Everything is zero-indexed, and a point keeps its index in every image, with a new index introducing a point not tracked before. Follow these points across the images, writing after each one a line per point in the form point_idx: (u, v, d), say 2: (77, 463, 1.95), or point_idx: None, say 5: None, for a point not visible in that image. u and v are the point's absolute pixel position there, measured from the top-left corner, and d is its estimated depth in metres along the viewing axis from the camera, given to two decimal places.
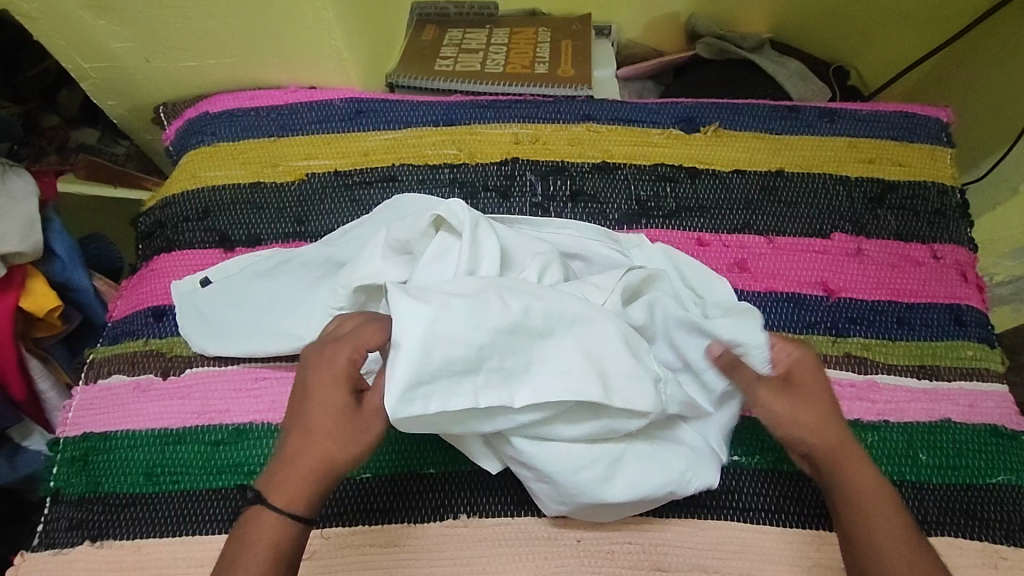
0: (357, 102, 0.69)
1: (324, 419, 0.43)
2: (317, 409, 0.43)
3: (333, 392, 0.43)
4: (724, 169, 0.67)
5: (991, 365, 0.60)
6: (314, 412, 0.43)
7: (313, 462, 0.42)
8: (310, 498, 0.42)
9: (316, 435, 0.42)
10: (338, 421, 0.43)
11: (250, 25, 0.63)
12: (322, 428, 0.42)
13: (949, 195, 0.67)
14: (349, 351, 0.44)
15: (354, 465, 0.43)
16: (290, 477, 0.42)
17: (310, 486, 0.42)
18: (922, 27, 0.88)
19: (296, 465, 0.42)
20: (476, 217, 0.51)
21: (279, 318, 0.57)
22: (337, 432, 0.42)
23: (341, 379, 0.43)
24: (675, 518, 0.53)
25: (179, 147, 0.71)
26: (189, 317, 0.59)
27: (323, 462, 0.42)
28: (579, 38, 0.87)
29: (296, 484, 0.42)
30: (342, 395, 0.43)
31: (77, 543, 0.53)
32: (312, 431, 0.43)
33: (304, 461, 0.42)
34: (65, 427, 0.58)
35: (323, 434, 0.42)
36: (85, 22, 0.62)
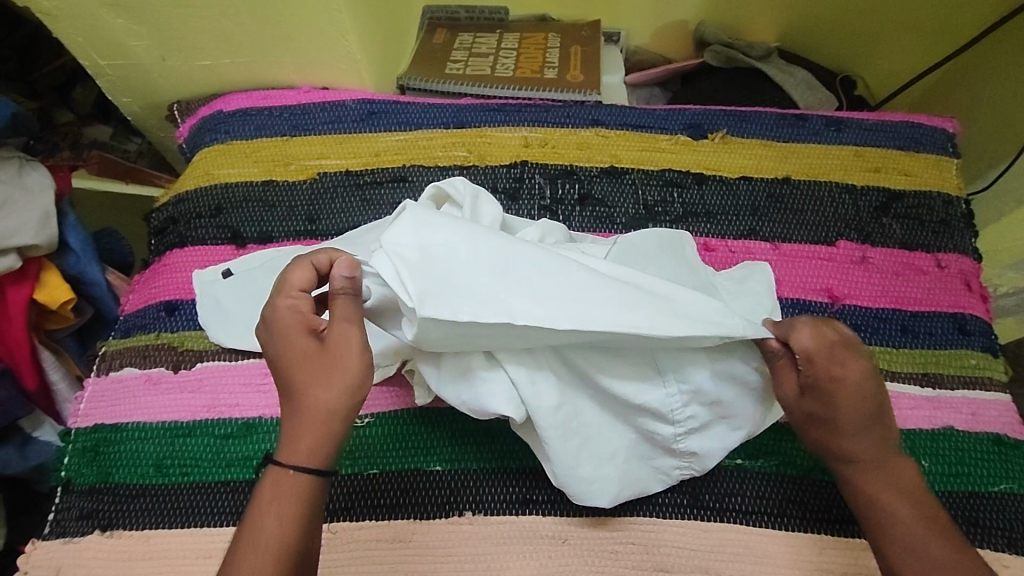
0: (370, 104, 0.70)
1: (296, 364, 0.43)
2: (291, 362, 0.43)
3: (293, 338, 0.43)
4: (730, 176, 0.68)
5: (993, 374, 0.61)
6: (288, 362, 0.43)
7: (306, 414, 0.42)
8: (314, 448, 0.42)
9: (296, 387, 0.43)
10: (310, 366, 0.43)
11: (267, 26, 0.64)
12: (299, 377, 0.43)
13: (954, 205, 0.67)
14: (297, 298, 0.45)
15: (347, 394, 0.43)
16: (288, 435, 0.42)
17: (306, 435, 0.42)
18: (929, 38, 0.88)
19: (292, 419, 0.42)
20: (475, 189, 0.55)
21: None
22: (318, 378, 0.42)
23: (302, 326, 0.44)
24: (677, 520, 0.53)
25: (193, 145, 0.73)
26: (208, 308, 0.60)
27: (320, 414, 0.42)
28: (589, 44, 0.87)
29: (298, 435, 0.42)
30: (301, 337, 0.43)
31: (87, 533, 0.54)
32: (292, 382, 0.43)
33: (293, 413, 0.42)
34: (76, 418, 0.59)
35: (304, 383, 0.43)
36: (104, 21, 0.64)
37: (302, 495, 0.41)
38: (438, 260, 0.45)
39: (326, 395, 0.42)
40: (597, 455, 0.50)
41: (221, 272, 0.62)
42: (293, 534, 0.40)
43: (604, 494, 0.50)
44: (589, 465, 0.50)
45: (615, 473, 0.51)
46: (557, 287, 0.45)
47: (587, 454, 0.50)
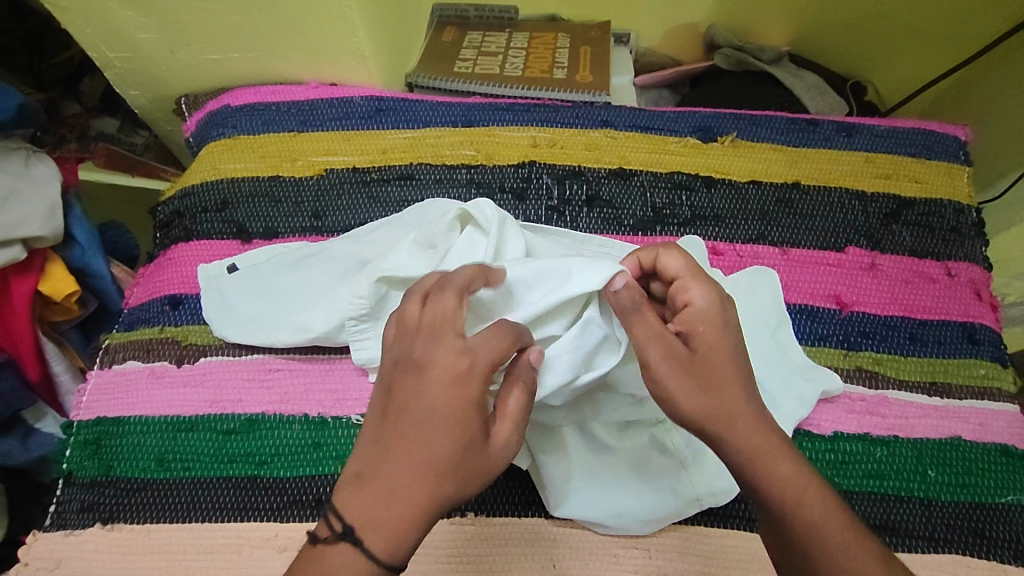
0: (377, 101, 0.70)
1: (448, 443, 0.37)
2: (436, 432, 0.37)
3: (464, 418, 0.38)
4: (740, 179, 0.67)
5: (1002, 385, 0.60)
6: (438, 435, 0.37)
7: (416, 499, 0.37)
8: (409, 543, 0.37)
9: (434, 465, 0.37)
10: (464, 458, 0.37)
11: (274, 20, 0.63)
12: (439, 460, 0.37)
13: (966, 213, 0.66)
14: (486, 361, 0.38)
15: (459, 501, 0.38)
16: (391, 508, 0.36)
17: (408, 524, 0.37)
18: (941, 45, 0.88)
19: (400, 496, 0.37)
20: (503, 215, 0.53)
21: (296, 313, 0.57)
22: (458, 470, 0.37)
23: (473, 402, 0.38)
24: (681, 525, 0.53)
25: (200, 138, 0.72)
26: (212, 303, 0.60)
27: (428, 504, 0.37)
28: (599, 45, 0.87)
29: (397, 521, 0.36)
30: (473, 423, 0.38)
31: (88, 526, 0.53)
32: (427, 456, 0.37)
33: (415, 490, 0.37)
34: (78, 411, 0.58)
35: (443, 468, 0.37)
36: (113, 13, 0.63)
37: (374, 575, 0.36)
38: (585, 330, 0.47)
39: (458, 489, 0.37)
40: (602, 492, 0.52)
41: (226, 267, 0.61)
42: None
43: (610, 528, 0.51)
44: (594, 502, 0.51)
45: (624, 509, 0.51)
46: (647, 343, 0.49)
47: (591, 491, 0.52)
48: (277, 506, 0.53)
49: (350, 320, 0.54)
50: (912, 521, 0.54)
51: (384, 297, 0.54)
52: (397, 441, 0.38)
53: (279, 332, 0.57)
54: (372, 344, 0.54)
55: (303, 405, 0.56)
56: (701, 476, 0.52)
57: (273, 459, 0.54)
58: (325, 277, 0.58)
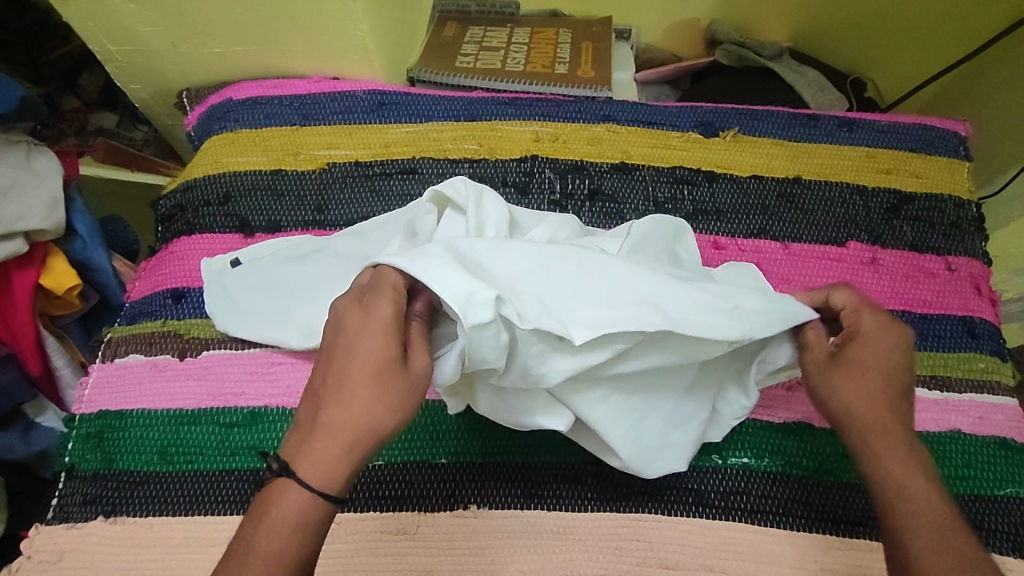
0: (380, 94, 0.70)
1: (363, 371, 0.40)
2: (355, 358, 0.40)
3: (373, 343, 0.40)
4: (741, 174, 0.67)
5: (1002, 378, 0.60)
6: (353, 361, 0.40)
7: (347, 428, 0.39)
8: (344, 470, 0.39)
9: (358, 395, 0.40)
10: (390, 381, 0.40)
11: (276, 13, 0.63)
12: (358, 378, 0.40)
13: (965, 208, 0.67)
14: (392, 295, 0.42)
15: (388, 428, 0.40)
16: (325, 439, 0.39)
17: (342, 454, 0.39)
18: (940, 42, 0.88)
19: (331, 428, 0.39)
20: (477, 189, 0.53)
21: (301, 309, 0.57)
22: (380, 395, 0.40)
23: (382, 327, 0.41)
24: (684, 517, 0.53)
25: (202, 132, 0.72)
26: (215, 297, 0.59)
27: (356, 431, 0.39)
28: (600, 40, 0.87)
29: (324, 454, 0.39)
30: (382, 346, 0.40)
31: (90, 519, 0.53)
32: (348, 381, 0.40)
33: (347, 418, 0.39)
34: (80, 404, 0.58)
35: (367, 387, 0.40)
36: (115, 7, 0.63)
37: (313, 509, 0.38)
38: (535, 260, 0.44)
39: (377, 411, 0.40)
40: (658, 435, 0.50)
41: (230, 261, 0.61)
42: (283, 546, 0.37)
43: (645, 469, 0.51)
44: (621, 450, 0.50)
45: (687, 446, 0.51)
46: (616, 288, 0.44)
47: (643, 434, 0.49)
48: None
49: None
50: None
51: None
52: (324, 377, 0.41)
53: (282, 329, 0.57)
54: None
55: None
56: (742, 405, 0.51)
57: (276, 452, 0.54)
58: (332, 273, 0.58)
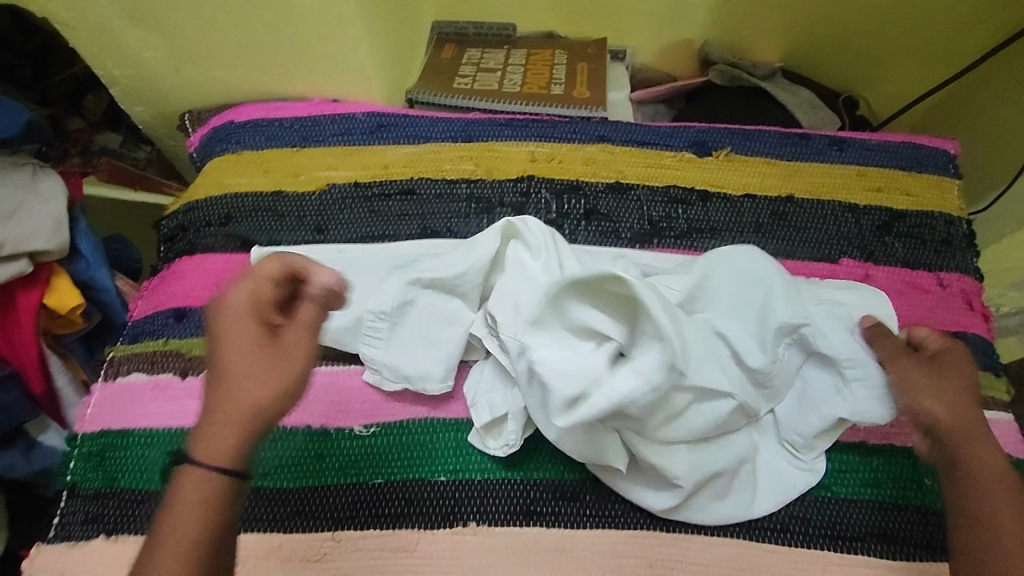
0: (379, 117, 0.71)
1: (237, 348, 0.40)
2: (229, 348, 0.40)
3: (240, 323, 0.41)
4: (734, 193, 0.69)
5: (996, 393, 0.61)
6: (227, 354, 0.40)
7: (235, 405, 0.39)
8: (241, 447, 0.39)
9: (234, 372, 0.40)
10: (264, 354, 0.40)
11: (278, 37, 0.65)
12: (235, 363, 0.40)
13: (956, 225, 0.68)
14: (259, 280, 0.43)
15: (273, 401, 0.40)
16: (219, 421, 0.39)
17: (235, 433, 0.39)
18: (929, 62, 0.90)
19: (215, 409, 0.39)
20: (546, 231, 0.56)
21: None
22: (259, 367, 0.40)
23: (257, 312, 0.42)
24: (681, 535, 0.54)
25: (203, 154, 0.74)
26: None
27: (248, 412, 0.39)
28: (595, 61, 0.89)
29: (216, 432, 0.38)
30: (250, 324, 0.41)
31: (91, 538, 0.54)
32: (227, 363, 0.40)
33: (234, 396, 0.39)
34: (82, 423, 0.59)
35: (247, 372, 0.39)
36: (120, 32, 0.65)
37: (222, 489, 0.38)
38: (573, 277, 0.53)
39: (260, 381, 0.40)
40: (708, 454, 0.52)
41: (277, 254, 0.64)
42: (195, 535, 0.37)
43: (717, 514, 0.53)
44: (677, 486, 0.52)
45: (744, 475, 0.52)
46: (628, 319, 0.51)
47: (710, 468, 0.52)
48: (281, 517, 0.53)
49: (369, 315, 0.57)
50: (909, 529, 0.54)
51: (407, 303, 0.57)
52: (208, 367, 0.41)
53: None
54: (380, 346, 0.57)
55: (306, 416, 0.57)
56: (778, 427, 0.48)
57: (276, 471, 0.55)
58: (374, 278, 0.60)
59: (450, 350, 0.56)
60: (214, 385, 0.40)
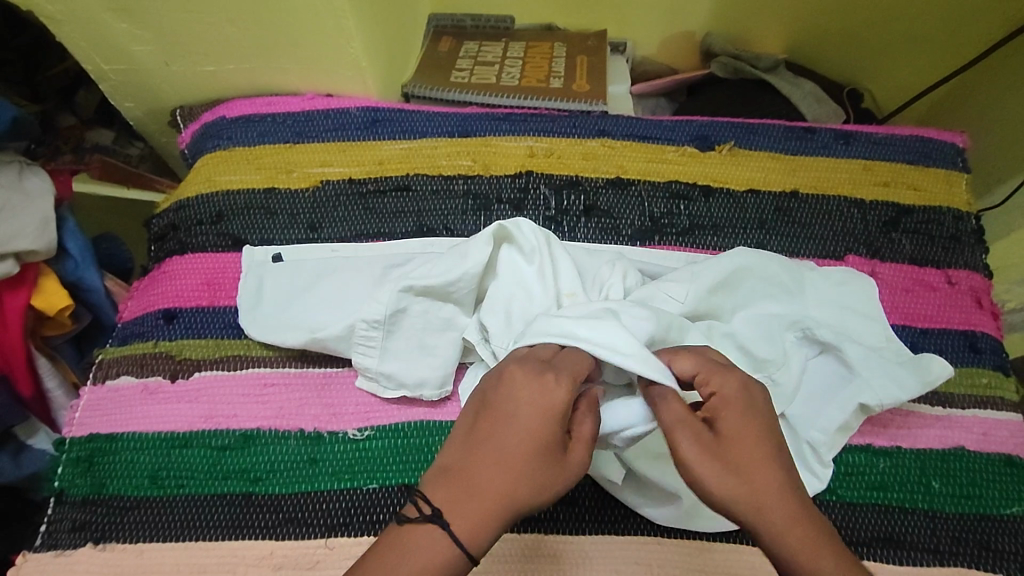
0: (373, 111, 0.70)
1: (532, 444, 0.39)
2: (510, 435, 0.39)
3: (547, 420, 0.39)
4: (737, 189, 0.67)
5: (1005, 394, 0.60)
6: (518, 438, 0.39)
7: (500, 494, 0.37)
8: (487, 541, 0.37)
9: (518, 465, 0.38)
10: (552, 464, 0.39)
11: (269, 31, 0.63)
12: (522, 459, 0.38)
13: (965, 220, 0.66)
14: (568, 381, 0.41)
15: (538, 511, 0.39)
16: (478, 502, 0.37)
17: (488, 522, 0.37)
18: (936, 53, 0.88)
19: (482, 489, 0.38)
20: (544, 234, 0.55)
21: (312, 316, 0.58)
22: (542, 473, 0.38)
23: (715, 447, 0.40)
24: (681, 539, 0.52)
25: (195, 150, 0.72)
26: (247, 288, 0.60)
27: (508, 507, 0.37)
28: (595, 53, 0.87)
29: (476, 514, 0.37)
30: (557, 427, 0.40)
31: (79, 545, 0.52)
32: (513, 452, 0.38)
33: (507, 486, 0.38)
34: (70, 427, 0.57)
35: (518, 468, 0.38)
36: (108, 26, 0.63)
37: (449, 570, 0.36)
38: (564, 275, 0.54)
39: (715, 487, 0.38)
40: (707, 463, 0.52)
41: (271, 255, 0.62)
42: None
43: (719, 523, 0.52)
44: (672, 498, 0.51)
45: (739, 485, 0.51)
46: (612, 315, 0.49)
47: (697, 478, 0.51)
48: (274, 523, 0.52)
49: (363, 324, 0.55)
50: (917, 534, 0.53)
51: (401, 311, 0.55)
52: (479, 434, 0.40)
53: (289, 332, 0.57)
54: (375, 354, 0.55)
55: (300, 420, 0.56)
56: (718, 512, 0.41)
57: (269, 476, 0.54)
58: (365, 284, 0.59)
59: (444, 356, 0.55)
60: (483, 460, 0.39)
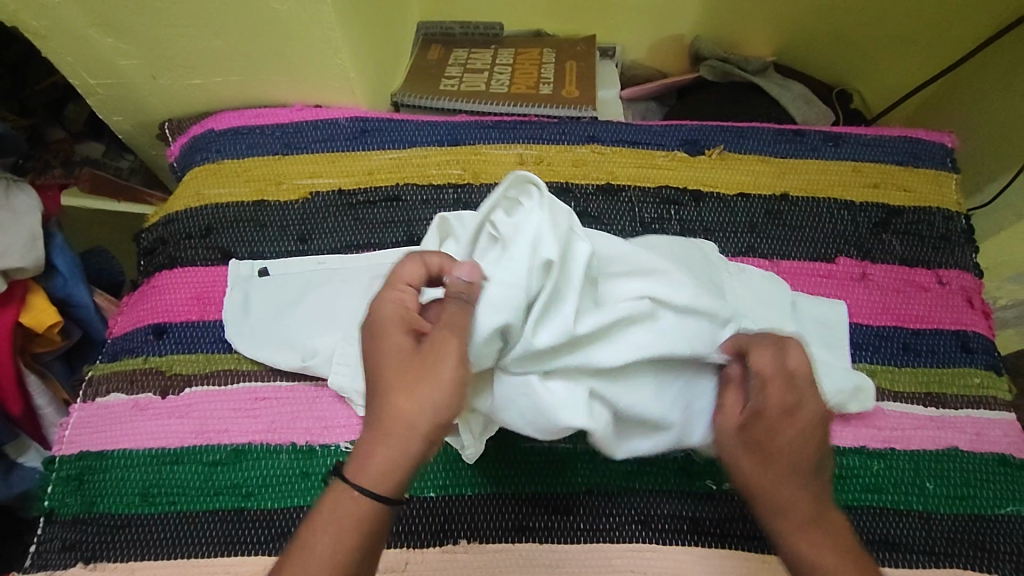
0: (362, 121, 0.69)
1: (388, 363, 0.40)
2: (387, 363, 0.40)
3: (391, 336, 0.41)
4: (728, 193, 0.67)
5: (998, 393, 0.60)
6: (380, 363, 0.41)
7: (383, 416, 0.39)
8: (392, 467, 0.38)
9: (381, 387, 0.40)
10: (407, 366, 0.40)
11: (257, 44, 0.63)
12: (386, 379, 0.40)
13: (954, 220, 0.66)
14: (397, 291, 0.43)
15: (425, 411, 0.38)
16: (370, 436, 0.39)
17: (379, 448, 0.38)
18: (924, 53, 0.88)
19: (366, 422, 0.39)
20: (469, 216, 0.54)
21: (300, 336, 0.58)
22: (404, 378, 0.39)
23: (783, 374, 0.45)
24: (677, 546, 0.52)
25: (183, 163, 0.72)
26: (233, 304, 0.61)
27: (403, 428, 0.38)
28: (585, 59, 0.87)
29: (367, 448, 0.38)
30: (400, 336, 0.41)
31: (70, 565, 0.52)
32: (378, 378, 0.40)
33: (379, 409, 0.39)
34: (60, 445, 0.57)
35: (383, 385, 0.40)
36: (94, 40, 0.63)
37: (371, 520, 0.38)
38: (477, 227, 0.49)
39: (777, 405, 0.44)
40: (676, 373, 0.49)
41: (257, 270, 0.63)
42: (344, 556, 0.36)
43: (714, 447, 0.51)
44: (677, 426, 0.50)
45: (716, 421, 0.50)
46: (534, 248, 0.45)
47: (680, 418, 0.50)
48: (267, 538, 0.52)
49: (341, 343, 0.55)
50: (912, 536, 0.53)
51: None
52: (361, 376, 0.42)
53: (280, 353, 0.57)
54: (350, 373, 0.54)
55: (292, 434, 0.55)
56: (722, 398, 0.48)
57: (261, 491, 0.53)
58: (352, 294, 0.59)
59: None
60: (366, 401, 0.41)
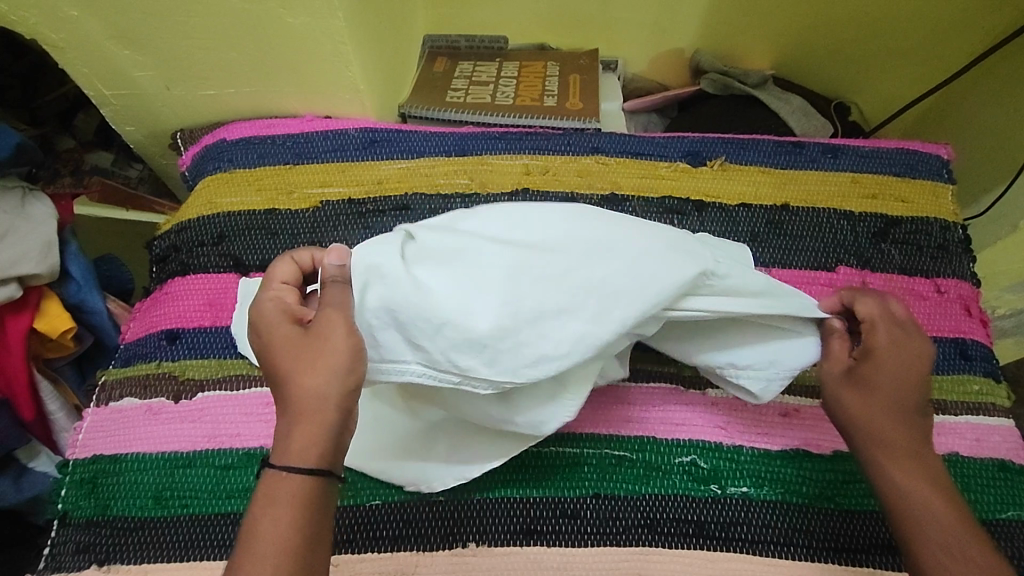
0: (371, 132, 0.71)
1: (282, 346, 0.43)
2: (280, 349, 0.43)
3: (280, 323, 0.45)
4: (730, 203, 0.68)
5: (996, 400, 0.61)
6: (277, 349, 0.43)
7: (296, 395, 0.41)
8: (318, 442, 0.41)
9: (285, 370, 0.42)
10: (304, 345, 0.43)
11: (269, 56, 0.65)
12: (284, 363, 0.43)
13: (952, 230, 0.68)
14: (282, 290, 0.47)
15: (327, 381, 0.42)
16: (291, 415, 0.41)
17: (300, 424, 0.41)
18: (919, 67, 0.90)
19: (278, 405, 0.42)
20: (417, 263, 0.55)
21: None
22: (302, 356, 0.42)
23: (889, 316, 0.49)
24: (683, 549, 0.53)
25: (195, 172, 0.73)
26: (243, 317, 0.60)
27: (314, 402, 0.41)
28: (588, 72, 0.89)
29: (285, 428, 0.41)
30: (287, 324, 0.44)
31: (84, 567, 0.53)
32: (277, 364, 0.43)
33: (288, 391, 0.42)
34: (74, 449, 0.58)
35: (281, 368, 0.43)
36: (110, 52, 0.64)
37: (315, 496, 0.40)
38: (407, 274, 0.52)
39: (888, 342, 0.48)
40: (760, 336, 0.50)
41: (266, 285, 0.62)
42: (292, 534, 0.38)
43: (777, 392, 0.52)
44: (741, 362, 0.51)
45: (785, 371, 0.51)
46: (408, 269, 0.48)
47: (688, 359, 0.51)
48: None
49: None
50: None
51: None
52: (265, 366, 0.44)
53: None
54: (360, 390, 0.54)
55: None
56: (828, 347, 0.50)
57: None
58: None
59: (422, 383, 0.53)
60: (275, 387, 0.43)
